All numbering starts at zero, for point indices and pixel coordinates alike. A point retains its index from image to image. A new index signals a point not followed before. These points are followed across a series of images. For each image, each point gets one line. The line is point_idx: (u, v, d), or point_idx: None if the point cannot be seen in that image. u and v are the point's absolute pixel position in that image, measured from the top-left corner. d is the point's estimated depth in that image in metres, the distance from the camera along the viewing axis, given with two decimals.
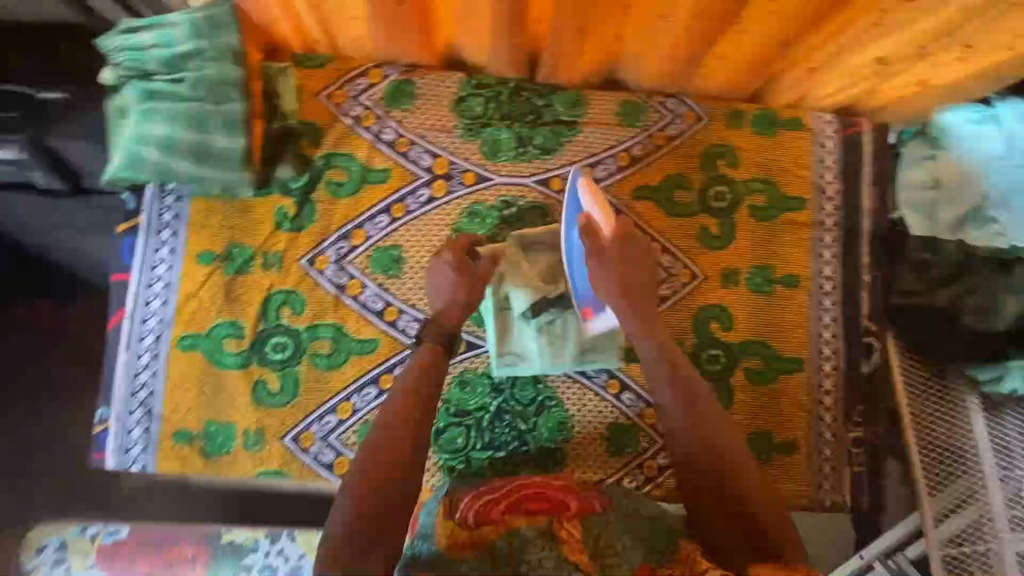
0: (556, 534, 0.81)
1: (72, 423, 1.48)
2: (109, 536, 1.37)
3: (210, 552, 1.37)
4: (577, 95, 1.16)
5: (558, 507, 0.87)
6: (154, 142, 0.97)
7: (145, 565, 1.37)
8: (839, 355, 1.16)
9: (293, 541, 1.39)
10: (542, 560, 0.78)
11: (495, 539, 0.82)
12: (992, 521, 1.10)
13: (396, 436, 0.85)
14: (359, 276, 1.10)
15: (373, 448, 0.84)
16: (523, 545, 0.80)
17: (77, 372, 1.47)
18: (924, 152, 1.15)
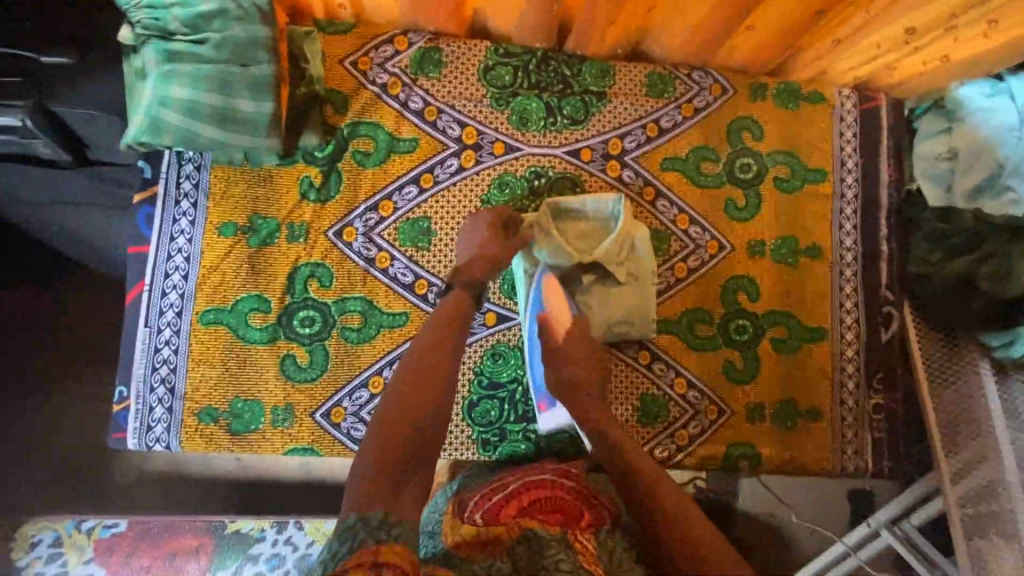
0: (572, 544, 0.77)
1: (74, 412, 1.41)
2: (106, 530, 1.32)
3: (214, 543, 1.33)
4: (605, 66, 1.15)
5: (571, 517, 0.84)
6: (177, 106, 0.93)
7: (144, 560, 1.31)
8: (860, 324, 1.19)
9: (301, 529, 1.35)
10: (558, 562, 0.73)
11: (511, 544, 0.78)
12: (1005, 483, 1.08)
13: (421, 386, 0.81)
14: (387, 248, 1.07)
15: (395, 395, 0.80)
16: (541, 551, 0.76)
17: (80, 360, 1.41)
18: (940, 125, 1.18)
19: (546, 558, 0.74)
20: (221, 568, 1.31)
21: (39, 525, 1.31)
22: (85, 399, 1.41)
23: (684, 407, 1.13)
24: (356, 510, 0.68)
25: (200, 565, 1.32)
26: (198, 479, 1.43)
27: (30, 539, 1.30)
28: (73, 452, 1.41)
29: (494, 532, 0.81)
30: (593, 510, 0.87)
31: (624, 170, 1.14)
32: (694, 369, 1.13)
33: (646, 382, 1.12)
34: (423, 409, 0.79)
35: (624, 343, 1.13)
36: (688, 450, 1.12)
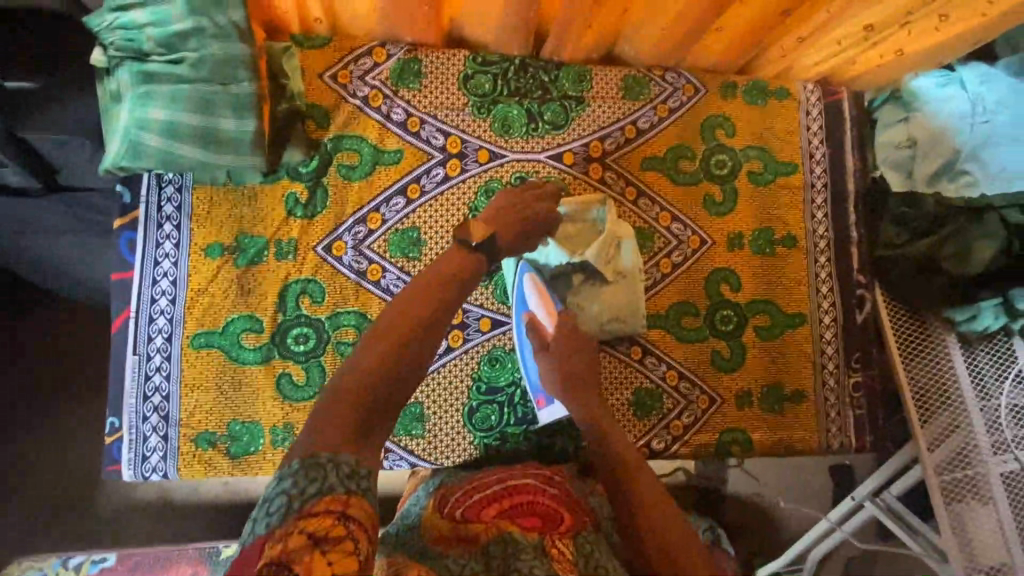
0: (547, 551, 0.77)
1: (60, 442, 1.39)
2: (95, 565, 1.28)
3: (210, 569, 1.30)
4: (582, 70, 1.17)
5: (552, 522, 0.85)
6: (156, 128, 0.91)
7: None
8: (836, 307, 1.25)
9: None
10: (531, 567, 0.74)
11: (488, 542, 0.80)
12: (977, 446, 1.15)
13: (405, 339, 0.78)
14: (378, 260, 1.07)
15: (378, 343, 0.76)
16: (514, 554, 0.76)
17: (65, 388, 1.39)
18: (899, 115, 1.25)
19: (519, 562, 0.75)
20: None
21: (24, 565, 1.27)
22: (70, 428, 1.39)
23: (677, 398, 1.16)
24: (323, 449, 0.65)
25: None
26: (190, 504, 1.41)
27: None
28: (60, 485, 1.38)
29: (474, 530, 0.83)
30: (573, 517, 0.89)
31: (606, 172, 1.17)
32: (684, 360, 1.17)
33: (640, 377, 1.15)
34: (405, 365, 0.77)
35: (616, 340, 1.15)
36: (684, 440, 1.16)
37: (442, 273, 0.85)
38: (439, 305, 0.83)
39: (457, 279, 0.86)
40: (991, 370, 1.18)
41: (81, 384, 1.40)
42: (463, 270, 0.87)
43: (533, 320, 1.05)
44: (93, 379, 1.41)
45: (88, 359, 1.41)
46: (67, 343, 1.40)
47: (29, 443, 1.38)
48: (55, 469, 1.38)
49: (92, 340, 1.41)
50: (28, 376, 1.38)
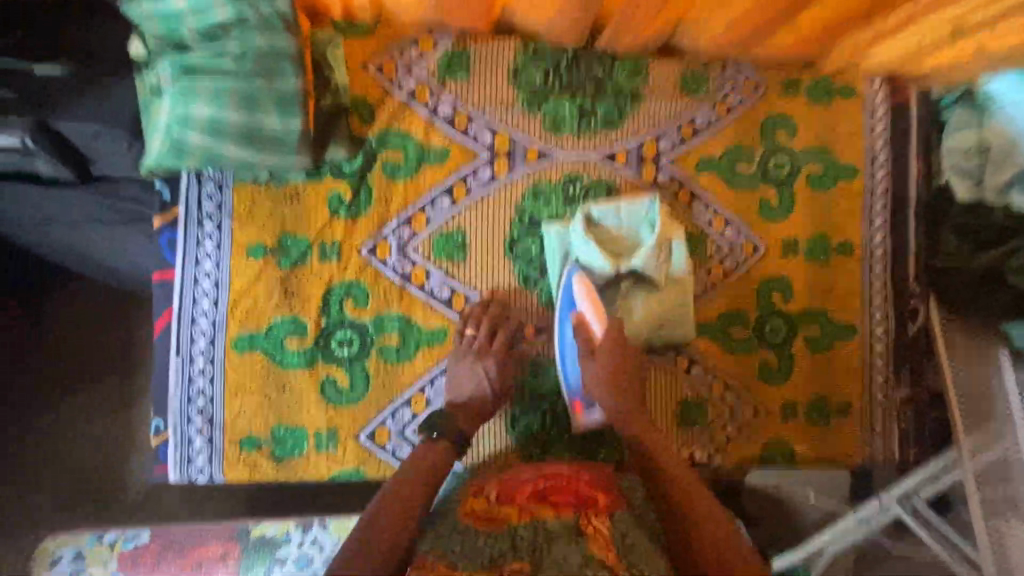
0: (582, 532, 0.82)
1: (84, 424, 1.39)
2: (130, 542, 1.29)
3: (240, 550, 1.30)
4: (638, 63, 1.11)
5: (586, 501, 0.89)
6: (197, 125, 0.87)
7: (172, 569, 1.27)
8: (889, 319, 1.21)
9: (326, 529, 1.32)
10: (566, 555, 0.78)
11: (518, 525, 0.84)
12: (1020, 465, 1.09)
13: (400, 508, 0.85)
14: (422, 263, 1.04)
15: (375, 516, 0.83)
16: (545, 542, 0.81)
17: (85, 369, 1.40)
18: (972, 117, 1.16)
19: (551, 549, 0.79)
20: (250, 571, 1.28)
21: (61, 541, 1.28)
22: (93, 410, 1.40)
23: (722, 408, 1.14)
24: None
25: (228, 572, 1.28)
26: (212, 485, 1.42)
27: (52, 556, 1.26)
28: (87, 465, 1.39)
29: (507, 513, 0.87)
30: (609, 497, 0.90)
31: (659, 173, 1.11)
32: (730, 371, 1.14)
33: (685, 387, 1.13)
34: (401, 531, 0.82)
35: (663, 349, 1.12)
36: (726, 450, 1.14)
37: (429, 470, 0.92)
38: (421, 487, 0.89)
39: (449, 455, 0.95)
40: None
41: (99, 368, 1.40)
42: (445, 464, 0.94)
43: (573, 292, 0.99)
44: (115, 364, 1.41)
45: (97, 338, 1.40)
46: (89, 327, 1.40)
47: (56, 425, 1.39)
48: (79, 448, 1.39)
49: (113, 324, 1.41)
50: (33, 379, 1.39)
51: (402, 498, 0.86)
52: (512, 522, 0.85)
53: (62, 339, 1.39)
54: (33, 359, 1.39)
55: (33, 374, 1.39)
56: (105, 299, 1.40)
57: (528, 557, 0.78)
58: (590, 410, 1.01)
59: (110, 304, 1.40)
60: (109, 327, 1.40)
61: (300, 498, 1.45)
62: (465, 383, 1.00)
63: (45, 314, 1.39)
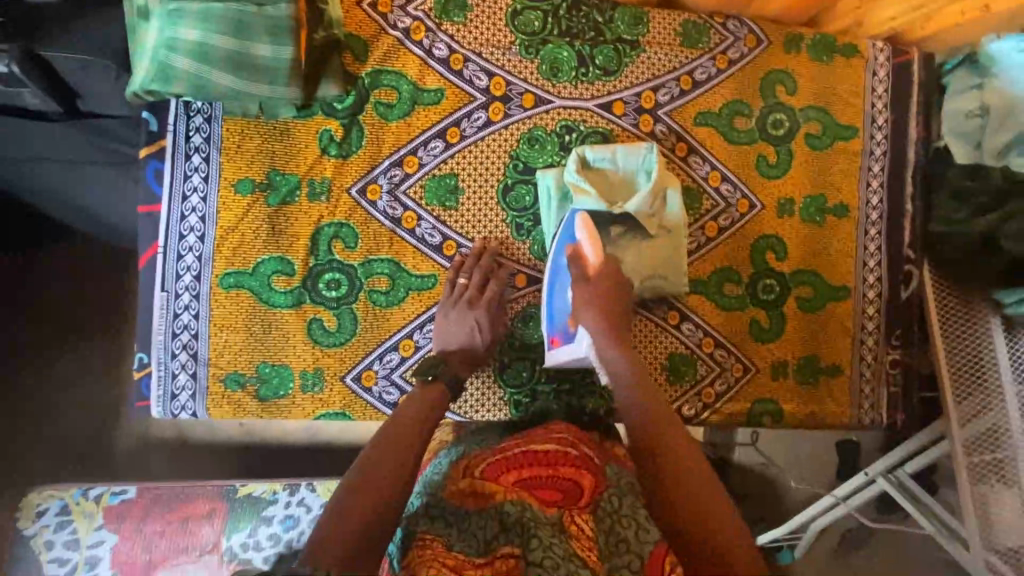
0: (566, 529, 0.79)
1: (74, 377, 1.38)
2: (116, 496, 1.28)
3: (227, 507, 1.30)
4: (638, 12, 1.09)
5: (572, 491, 0.85)
6: (186, 50, 0.84)
7: (157, 526, 1.26)
8: (882, 282, 1.20)
9: (313, 491, 1.32)
10: (551, 545, 0.74)
11: (504, 504, 0.80)
12: (1009, 432, 1.10)
13: (386, 469, 0.77)
14: (413, 207, 1.02)
15: (358, 478, 0.75)
16: (532, 520, 0.77)
17: (71, 321, 1.38)
18: (971, 81, 1.17)
19: (539, 534, 0.75)
20: (235, 531, 1.28)
21: (45, 494, 1.27)
22: (79, 361, 1.38)
23: (712, 365, 1.14)
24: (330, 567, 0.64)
25: (215, 530, 1.28)
26: (197, 443, 1.41)
27: (36, 508, 1.25)
28: (72, 419, 1.38)
29: (490, 488, 0.83)
30: (594, 481, 0.88)
31: (656, 125, 1.10)
32: (721, 328, 1.14)
33: (675, 342, 1.12)
34: (387, 494, 0.74)
35: (654, 304, 1.12)
36: (714, 408, 1.14)
37: (418, 419, 0.86)
38: (407, 444, 0.81)
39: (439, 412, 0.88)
40: None
41: (86, 320, 1.38)
42: (436, 409, 0.89)
43: (577, 252, 0.96)
44: (101, 316, 1.39)
45: (84, 288, 1.38)
46: (79, 277, 1.39)
47: (43, 377, 1.38)
48: (68, 410, 1.38)
49: (100, 274, 1.39)
50: (23, 321, 1.37)
51: (388, 457, 0.78)
52: (498, 502, 0.81)
53: (50, 289, 1.38)
54: (18, 308, 1.37)
55: (19, 324, 1.37)
56: (93, 249, 1.38)
57: (518, 539, 0.75)
58: (568, 342, 1.00)
59: (98, 255, 1.38)
60: (95, 277, 1.38)
61: (285, 458, 1.44)
62: (452, 331, 0.99)
63: (33, 264, 1.37)
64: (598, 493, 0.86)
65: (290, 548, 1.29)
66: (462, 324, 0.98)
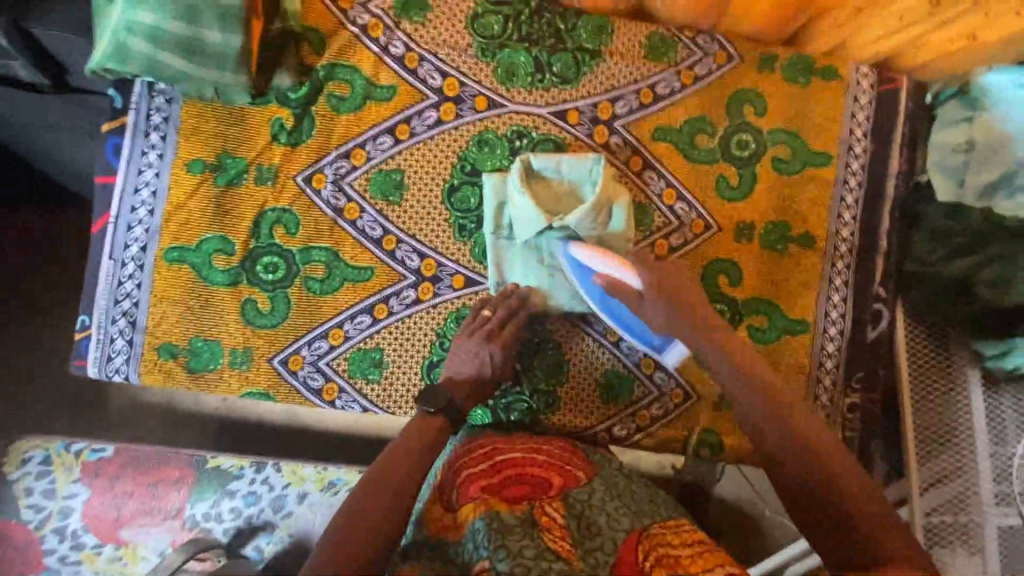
0: (537, 523, 0.78)
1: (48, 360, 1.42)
2: (94, 453, 1.33)
3: (196, 477, 1.33)
4: (603, 22, 1.07)
5: (540, 488, 0.85)
6: (141, 32, 0.88)
7: (128, 486, 1.32)
8: (846, 319, 1.14)
9: (278, 472, 1.35)
10: (521, 548, 0.73)
11: (473, 521, 0.78)
12: (976, 495, 1.05)
13: (380, 507, 0.78)
14: (357, 199, 1.04)
15: (354, 515, 0.77)
16: (501, 529, 0.75)
17: (43, 297, 1.40)
18: (962, 114, 1.08)
19: (507, 541, 0.74)
20: (199, 500, 1.33)
21: (32, 442, 1.33)
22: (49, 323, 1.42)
23: (650, 387, 1.10)
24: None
25: (181, 497, 1.33)
26: (183, 414, 1.43)
27: (22, 455, 1.31)
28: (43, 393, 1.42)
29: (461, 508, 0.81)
30: (563, 478, 0.87)
31: (611, 136, 1.08)
32: None
33: (612, 360, 1.10)
34: (378, 529, 0.76)
35: (594, 319, 1.10)
36: (647, 431, 1.10)
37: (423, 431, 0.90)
38: (407, 474, 0.84)
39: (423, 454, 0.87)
40: (1013, 418, 1.06)
41: (52, 296, 1.42)
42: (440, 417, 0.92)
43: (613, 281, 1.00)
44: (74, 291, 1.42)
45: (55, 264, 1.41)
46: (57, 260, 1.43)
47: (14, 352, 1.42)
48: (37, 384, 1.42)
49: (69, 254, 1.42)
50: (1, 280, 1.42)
51: (380, 489, 0.81)
52: (467, 524, 0.79)
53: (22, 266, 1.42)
54: None
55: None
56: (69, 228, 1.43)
57: (487, 552, 0.74)
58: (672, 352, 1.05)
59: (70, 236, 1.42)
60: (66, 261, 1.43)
61: (260, 429, 1.44)
62: None
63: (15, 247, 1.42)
64: (570, 483, 0.86)
65: (250, 523, 1.34)
66: None
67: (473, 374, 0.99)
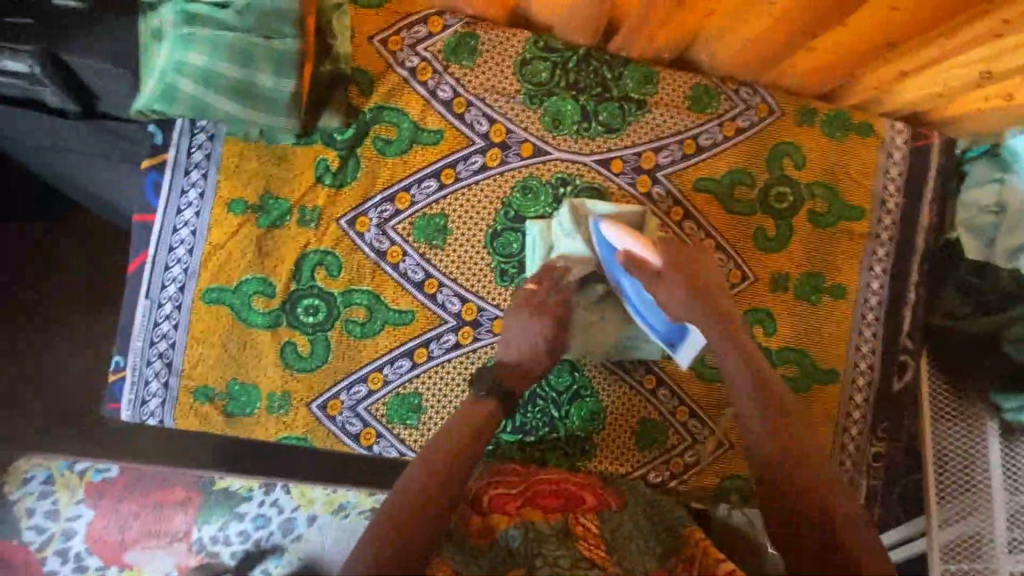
0: (573, 530, 0.80)
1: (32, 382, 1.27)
2: (98, 474, 1.24)
3: (202, 499, 1.26)
4: (648, 72, 1.08)
5: (573, 503, 0.87)
6: (192, 74, 0.87)
7: (132, 508, 1.25)
8: (874, 369, 1.16)
9: (288, 493, 1.27)
10: (557, 558, 0.73)
11: (509, 528, 0.78)
12: (991, 540, 1.05)
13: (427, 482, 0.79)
14: (400, 243, 1.03)
15: (422, 470, 0.80)
16: (536, 540, 0.76)
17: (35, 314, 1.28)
18: (991, 173, 1.11)
19: (543, 548, 0.74)
20: (207, 523, 1.26)
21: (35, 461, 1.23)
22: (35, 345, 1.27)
23: (685, 434, 1.11)
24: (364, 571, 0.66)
25: (187, 519, 1.26)
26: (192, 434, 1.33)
27: (22, 475, 1.22)
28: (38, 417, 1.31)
29: (495, 520, 0.81)
30: (595, 500, 0.90)
31: (654, 186, 1.09)
32: (697, 397, 1.12)
33: (648, 408, 1.11)
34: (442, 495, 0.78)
35: (632, 365, 1.11)
36: (682, 478, 1.11)
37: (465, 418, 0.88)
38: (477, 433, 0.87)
39: (481, 434, 0.87)
40: None
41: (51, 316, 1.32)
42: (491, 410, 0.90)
43: (628, 256, 0.95)
44: None
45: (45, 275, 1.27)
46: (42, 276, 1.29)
47: None
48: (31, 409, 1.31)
49: (64, 266, 1.28)
50: None
51: (451, 444, 0.84)
52: (501, 530, 0.79)
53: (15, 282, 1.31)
54: None
55: None
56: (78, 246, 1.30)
57: (523, 560, 0.74)
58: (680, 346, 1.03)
59: (65, 246, 1.29)
60: None
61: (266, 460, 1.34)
62: (514, 342, 0.98)
63: None
64: (602, 506, 0.88)
65: (258, 546, 1.27)
66: (519, 354, 0.97)
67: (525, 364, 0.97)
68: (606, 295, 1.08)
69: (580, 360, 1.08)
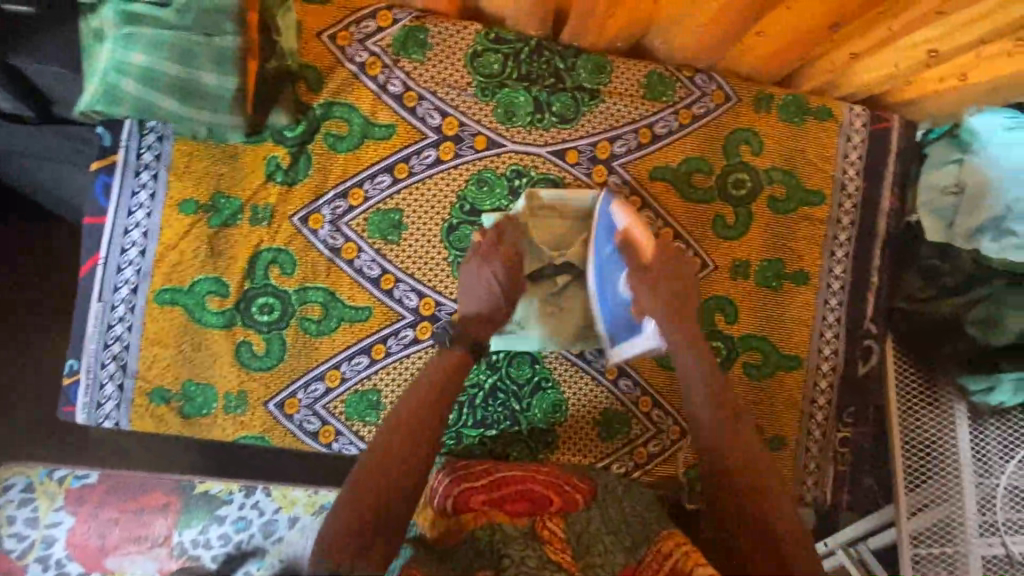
0: (539, 535, 0.79)
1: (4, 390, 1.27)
2: (76, 480, 1.21)
3: (183, 503, 1.22)
4: (601, 61, 1.07)
5: (541, 503, 0.85)
6: (134, 74, 0.87)
7: (113, 513, 1.21)
8: (838, 355, 1.16)
9: (268, 496, 1.24)
10: (524, 557, 0.74)
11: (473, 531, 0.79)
12: (963, 525, 1.04)
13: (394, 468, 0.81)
14: (355, 239, 1.03)
15: (386, 451, 0.82)
16: (503, 540, 0.77)
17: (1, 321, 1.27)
18: (950, 155, 1.11)
19: (510, 549, 0.75)
20: (187, 527, 1.22)
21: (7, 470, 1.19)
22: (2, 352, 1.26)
23: (647, 424, 1.11)
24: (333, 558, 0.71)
25: (167, 523, 1.22)
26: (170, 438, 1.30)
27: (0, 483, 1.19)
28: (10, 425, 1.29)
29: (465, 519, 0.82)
30: (563, 499, 0.86)
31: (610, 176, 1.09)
32: (659, 386, 1.11)
33: (610, 398, 1.10)
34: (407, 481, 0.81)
35: (592, 356, 1.10)
36: (645, 468, 1.11)
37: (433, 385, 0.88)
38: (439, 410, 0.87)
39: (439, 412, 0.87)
40: (996, 449, 1.05)
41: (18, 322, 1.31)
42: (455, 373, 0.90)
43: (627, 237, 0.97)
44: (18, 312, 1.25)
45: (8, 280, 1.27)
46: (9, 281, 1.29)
47: None
48: None
49: (47, 263, 1.26)
50: None
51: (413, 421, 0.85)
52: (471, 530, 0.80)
53: None
54: None
55: None
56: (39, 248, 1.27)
57: (490, 560, 0.75)
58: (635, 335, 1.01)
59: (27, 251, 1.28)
60: None
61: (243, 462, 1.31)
62: (474, 292, 0.95)
63: None
64: (570, 506, 0.85)
65: (239, 549, 1.23)
66: (479, 302, 0.94)
67: (485, 309, 0.94)
68: (566, 285, 1.06)
69: (540, 352, 1.08)
